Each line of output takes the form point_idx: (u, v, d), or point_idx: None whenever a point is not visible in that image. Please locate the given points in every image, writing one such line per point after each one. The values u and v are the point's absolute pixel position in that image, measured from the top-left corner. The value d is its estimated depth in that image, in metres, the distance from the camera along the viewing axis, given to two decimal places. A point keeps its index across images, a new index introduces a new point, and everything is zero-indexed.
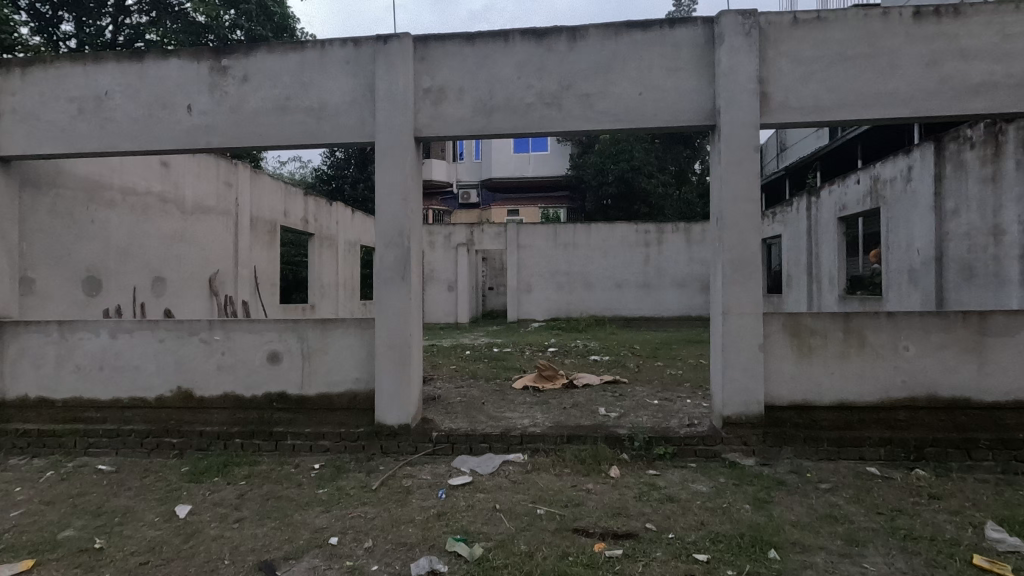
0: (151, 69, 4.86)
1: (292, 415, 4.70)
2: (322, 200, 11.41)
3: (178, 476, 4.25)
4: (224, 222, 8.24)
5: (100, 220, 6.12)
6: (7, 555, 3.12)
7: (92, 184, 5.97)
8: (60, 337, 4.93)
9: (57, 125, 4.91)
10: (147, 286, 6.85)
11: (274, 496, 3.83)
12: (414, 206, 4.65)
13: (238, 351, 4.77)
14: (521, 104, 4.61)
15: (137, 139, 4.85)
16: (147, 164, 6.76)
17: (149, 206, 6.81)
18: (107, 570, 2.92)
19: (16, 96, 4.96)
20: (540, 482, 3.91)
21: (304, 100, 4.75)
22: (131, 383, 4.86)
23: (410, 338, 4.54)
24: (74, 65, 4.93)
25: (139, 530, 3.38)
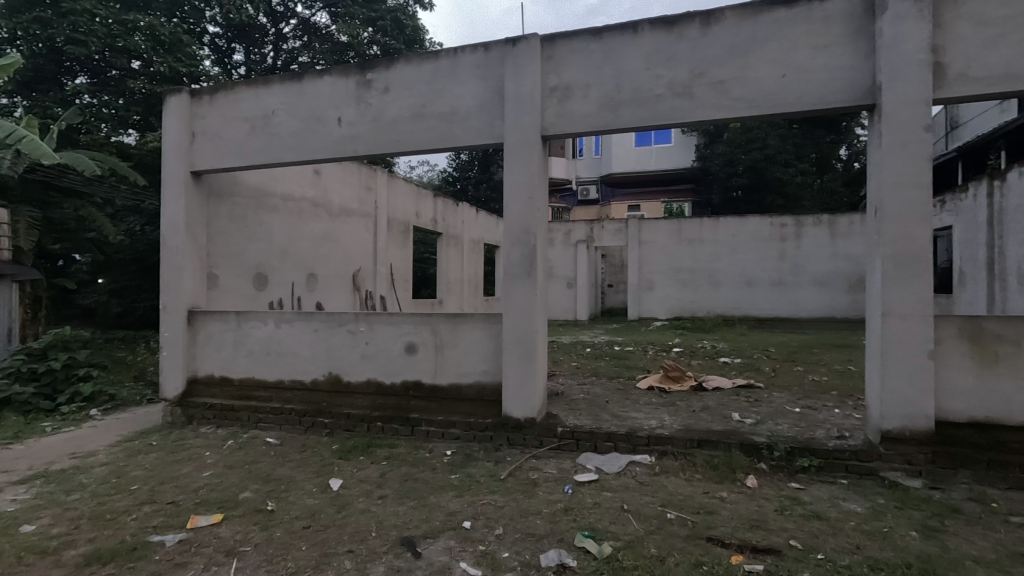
0: (308, 88, 5.43)
1: (426, 402, 5.02)
2: (449, 200, 12.03)
3: (330, 452, 4.74)
4: (365, 223, 9.00)
5: (266, 224, 6.98)
6: (202, 508, 3.68)
7: (259, 192, 6.83)
8: (237, 324, 5.68)
9: (234, 142, 5.67)
10: (303, 282, 7.71)
11: (412, 478, 4.12)
12: (540, 204, 4.72)
13: (379, 342, 5.18)
14: (649, 96, 4.47)
15: (298, 150, 5.46)
16: (302, 174, 7.58)
17: (304, 210, 7.65)
18: (278, 530, 3.33)
19: (204, 119, 5.80)
20: (669, 485, 3.80)
21: (437, 106, 5.03)
22: (291, 367, 5.49)
23: (536, 334, 4.61)
24: (247, 89, 5.65)
25: (301, 498, 3.82)
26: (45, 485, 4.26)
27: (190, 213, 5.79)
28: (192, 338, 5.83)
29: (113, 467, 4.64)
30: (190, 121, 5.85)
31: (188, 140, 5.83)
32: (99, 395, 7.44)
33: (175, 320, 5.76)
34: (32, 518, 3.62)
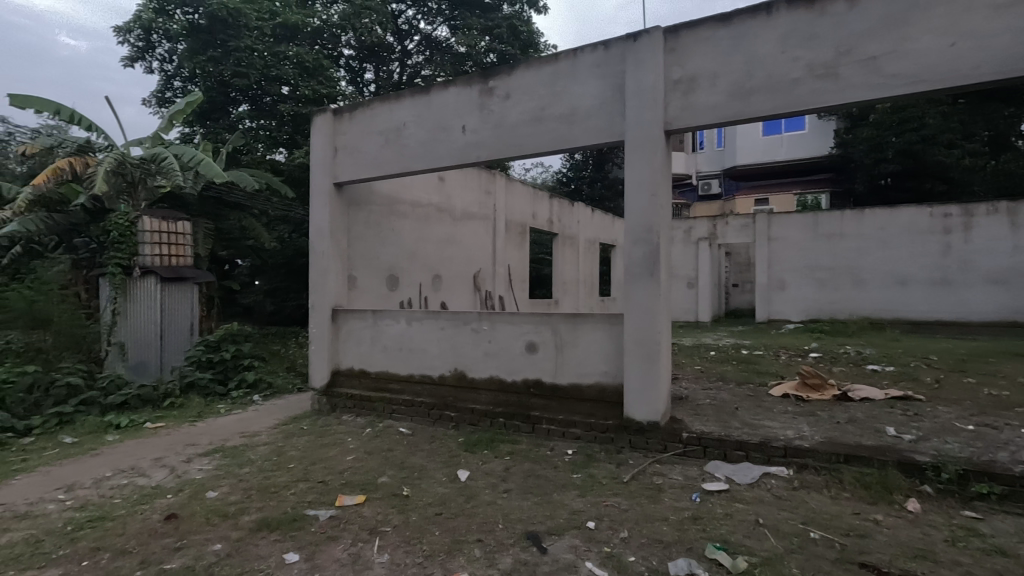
0: (435, 99, 5.75)
1: (546, 401, 5.10)
2: (565, 201, 12.08)
3: (457, 445, 4.98)
4: (485, 226, 9.34)
5: (396, 229, 7.51)
6: (348, 489, 4.06)
7: (391, 199, 7.36)
8: (373, 321, 6.17)
9: (370, 154, 6.16)
10: (429, 282, 8.18)
11: (534, 474, 4.20)
12: (662, 201, 4.58)
13: (502, 340, 5.35)
14: (785, 81, 4.15)
15: (426, 158, 5.81)
16: (428, 181, 8.05)
17: (429, 215, 8.12)
18: (413, 514, 3.58)
19: (345, 135, 6.36)
20: (811, 502, 3.49)
21: (557, 108, 5.07)
22: (420, 362, 5.85)
23: (659, 335, 4.48)
24: (380, 104, 6.10)
25: (433, 486, 4.06)
26: (223, 459, 4.96)
27: (334, 221, 6.40)
28: (335, 333, 6.43)
29: (274, 446, 5.27)
30: (333, 137, 6.45)
31: (332, 155, 6.43)
32: (260, 382, 8.49)
33: (322, 317, 6.40)
34: (214, 486, 4.23)
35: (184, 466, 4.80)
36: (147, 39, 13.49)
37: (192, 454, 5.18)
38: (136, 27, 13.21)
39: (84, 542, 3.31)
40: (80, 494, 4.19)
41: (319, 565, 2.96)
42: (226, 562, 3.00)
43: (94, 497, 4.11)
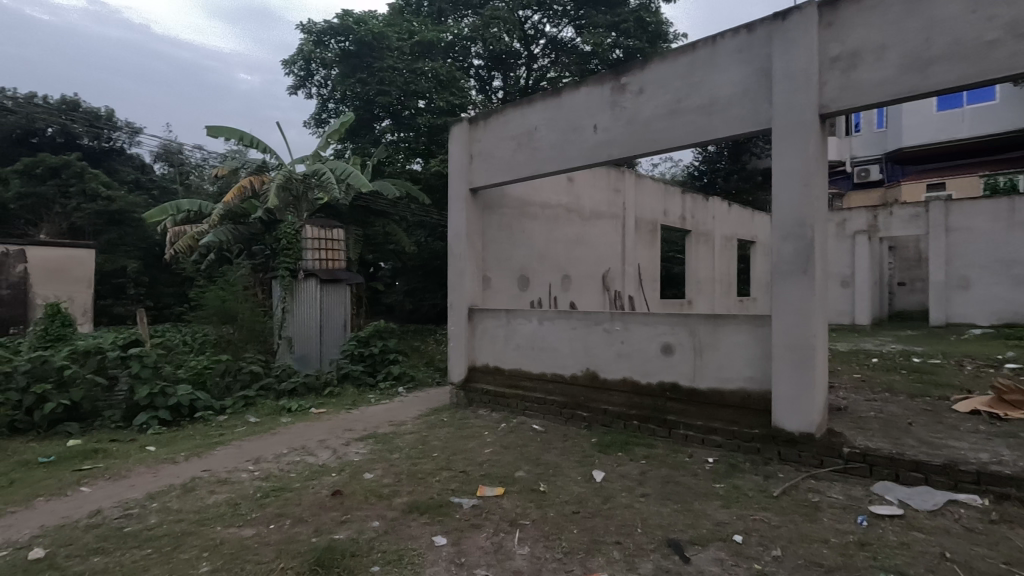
0: (566, 100, 5.80)
1: (683, 405, 4.90)
2: (698, 196, 11.49)
3: (590, 445, 4.97)
4: (614, 225, 9.22)
5: (527, 231, 7.70)
6: (487, 480, 4.24)
7: (522, 202, 7.56)
8: (507, 320, 6.37)
9: (504, 159, 6.37)
10: (558, 282, 8.26)
11: (673, 481, 4.06)
12: (818, 192, 4.17)
13: (635, 341, 5.24)
14: (975, 47, 3.57)
15: (558, 160, 5.88)
16: (558, 182, 8.14)
17: (559, 216, 8.20)
18: (551, 510, 3.64)
19: (479, 141, 6.63)
20: (1013, 538, 2.97)
21: (695, 99, 4.85)
22: (552, 361, 5.92)
23: (815, 338, 4.08)
24: (513, 110, 6.27)
25: (569, 484, 4.10)
26: (375, 444, 5.45)
27: (470, 224, 6.72)
28: (471, 332, 6.74)
29: (418, 435, 5.68)
30: (469, 145, 6.76)
31: (468, 162, 6.75)
32: (403, 375, 9.21)
33: (459, 316, 6.74)
34: (370, 468, 4.68)
35: (344, 449, 5.35)
36: (308, 68, 15.08)
37: (350, 438, 5.76)
38: (299, 59, 14.88)
39: (269, 508, 3.84)
40: (265, 466, 4.87)
41: (465, 550, 3.13)
42: (384, 537, 3.29)
43: (275, 470, 4.75)
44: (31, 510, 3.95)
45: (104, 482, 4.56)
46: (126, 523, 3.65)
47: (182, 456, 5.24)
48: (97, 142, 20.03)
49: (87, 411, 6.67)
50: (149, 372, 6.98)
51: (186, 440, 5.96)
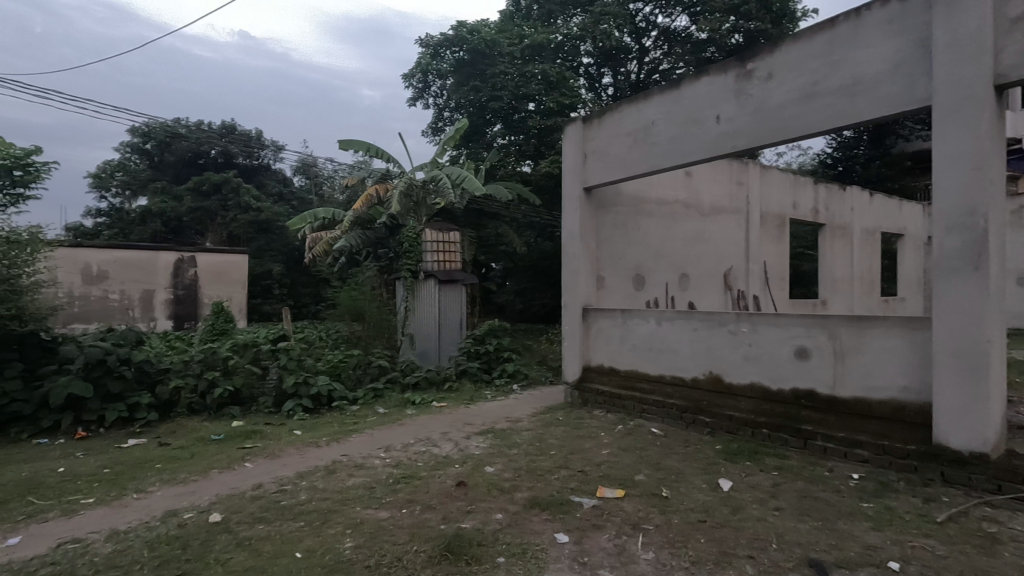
0: (686, 92, 5.58)
1: (822, 415, 4.51)
2: (833, 185, 10.49)
3: (715, 452, 4.74)
4: (736, 220, 8.70)
5: (643, 229, 7.53)
6: (607, 482, 4.20)
7: (637, 200, 7.40)
8: (622, 321, 6.25)
9: (619, 156, 6.26)
10: (676, 282, 7.97)
11: (812, 496, 3.74)
12: (992, 175, 3.62)
13: (765, 344, 4.90)
14: None
15: (677, 154, 5.67)
16: (675, 177, 7.86)
17: (676, 212, 7.91)
18: (675, 517, 3.52)
19: (593, 140, 6.58)
20: None
21: (834, 80, 4.44)
22: (672, 363, 5.71)
23: (989, 344, 3.55)
24: (628, 106, 6.15)
25: (693, 491, 3.94)
26: (494, 439, 5.62)
27: (584, 223, 6.70)
28: (586, 332, 6.69)
29: (535, 433, 5.77)
30: (583, 144, 6.73)
31: (582, 161, 6.73)
32: (518, 373, 9.42)
33: (574, 315, 6.74)
34: (490, 462, 4.83)
35: (465, 442, 5.58)
36: (424, 80, 16.00)
37: (470, 432, 6.00)
38: (417, 71, 15.82)
39: (401, 494, 4.10)
40: (395, 454, 5.23)
41: (587, 550, 3.13)
42: (508, 530, 3.39)
43: (404, 458, 5.08)
44: (207, 480, 4.59)
45: (263, 460, 5.17)
46: (281, 497, 4.10)
47: (324, 440, 5.79)
48: (249, 160, 22.80)
49: (245, 397, 7.59)
50: (294, 364, 7.85)
51: (326, 426, 6.57)
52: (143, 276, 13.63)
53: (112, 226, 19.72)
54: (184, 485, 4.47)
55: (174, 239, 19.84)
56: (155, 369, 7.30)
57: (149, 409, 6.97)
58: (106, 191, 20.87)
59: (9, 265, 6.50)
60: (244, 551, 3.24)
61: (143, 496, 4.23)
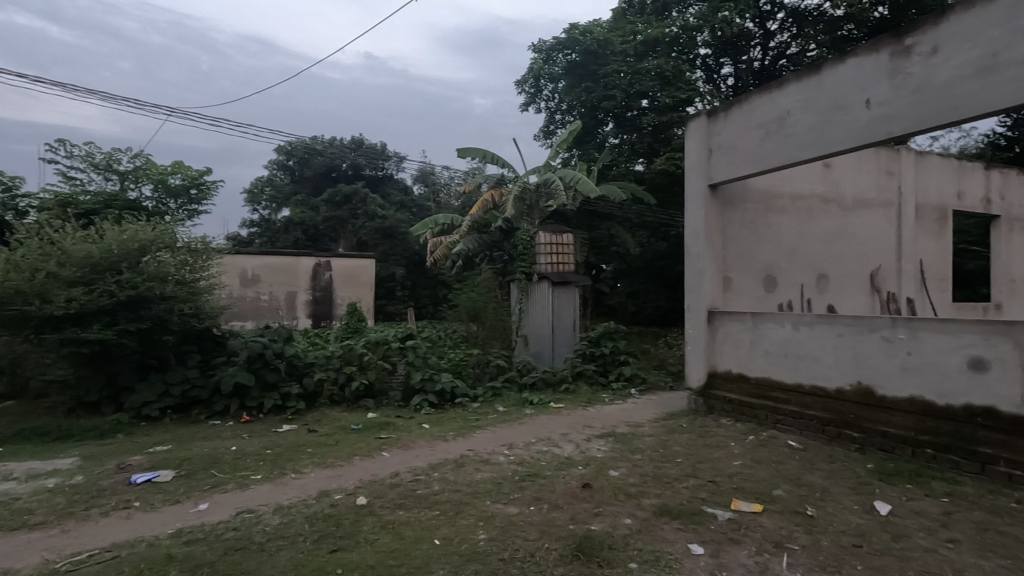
0: (828, 76, 5.13)
1: (1004, 437, 3.92)
2: (1009, 170, 9.04)
3: (866, 471, 4.29)
4: (885, 214, 7.82)
5: (774, 227, 7.03)
6: (741, 495, 3.97)
7: (768, 195, 6.92)
8: (753, 325, 5.87)
9: (749, 150, 5.88)
10: (813, 283, 7.34)
11: (995, 529, 3.26)
12: None
13: (928, 353, 4.35)
14: None
15: (817, 145, 5.22)
16: (812, 169, 7.24)
17: (813, 207, 7.28)
18: (824, 538, 3.24)
19: (720, 134, 6.25)
20: None
21: (1018, 50, 3.86)
22: (812, 371, 5.26)
23: None
24: (760, 96, 5.77)
25: (844, 512, 3.60)
26: (616, 443, 5.55)
27: (709, 222, 6.39)
28: (711, 336, 6.37)
29: (659, 438, 5.62)
30: (707, 139, 6.41)
31: (707, 157, 6.41)
32: (635, 377, 9.26)
33: (698, 318, 6.45)
34: (614, 466, 4.79)
35: (586, 444, 5.58)
36: (537, 84, 16.24)
37: (591, 434, 5.99)
38: (530, 77, 16.11)
39: (527, 491, 4.21)
40: (518, 452, 5.37)
41: (725, 564, 2.99)
42: (638, 536, 3.33)
43: (527, 456, 5.19)
44: (351, 465, 5.05)
45: (398, 450, 5.56)
46: (417, 486, 4.39)
47: (450, 435, 6.09)
48: (375, 171, 24.67)
49: (377, 391, 8.17)
50: (420, 361, 8.37)
51: (451, 421, 6.91)
52: (288, 280, 15.24)
53: (262, 235, 22.35)
54: (332, 469, 4.94)
55: (312, 245, 21.99)
56: (303, 362, 8.05)
57: (298, 399, 7.75)
58: (258, 205, 23.69)
59: (191, 270, 7.72)
60: (389, 533, 3.50)
61: (301, 476, 4.74)
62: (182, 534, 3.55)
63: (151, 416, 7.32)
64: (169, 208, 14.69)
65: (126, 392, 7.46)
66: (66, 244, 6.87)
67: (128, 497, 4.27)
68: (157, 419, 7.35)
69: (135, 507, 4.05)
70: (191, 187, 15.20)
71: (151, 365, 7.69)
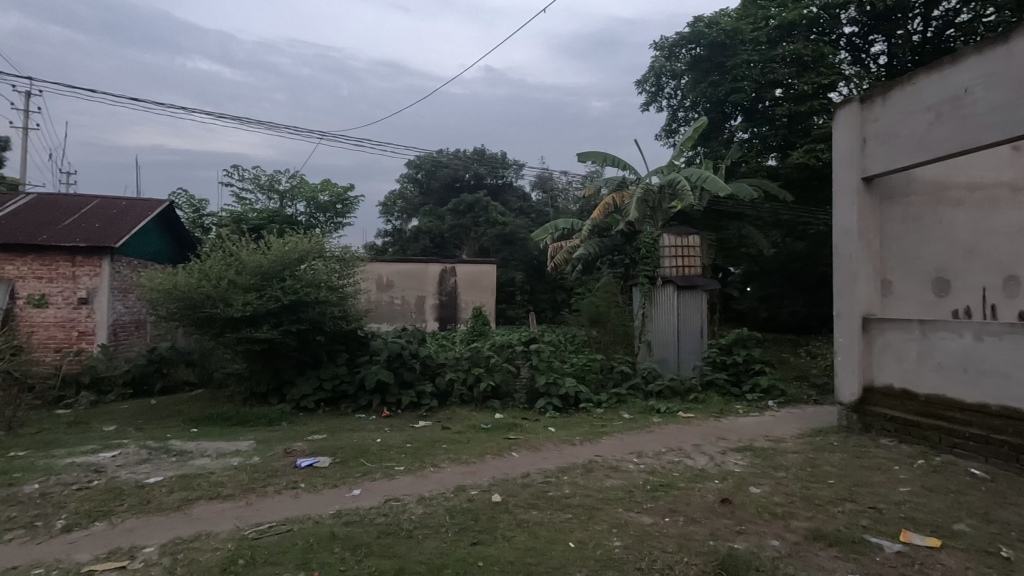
0: (1021, 46, 4.43)
1: None
2: None
3: None
4: None
5: (946, 223, 6.07)
6: (912, 526, 3.52)
7: (938, 187, 6.06)
8: (922, 334, 5.18)
9: (914, 137, 5.23)
10: (999, 287, 6.06)
11: None
12: None
13: None
14: None
15: (1004, 126, 4.52)
16: (995, 155, 6.17)
17: (998, 197, 6.07)
18: None
19: (876, 122, 5.61)
20: None
21: None
22: (1002, 389, 4.52)
23: None
24: (929, 75, 5.10)
25: None
26: (756, 458, 5.20)
27: (863, 220, 5.79)
28: (867, 346, 5.71)
29: (805, 456, 5.16)
30: (861, 128, 5.78)
31: (860, 148, 5.79)
32: (773, 389, 8.60)
33: (849, 326, 5.84)
34: (755, 482, 4.48)
35: (722, 457, 5.29)
36: (658, 83, 15.74)
37: (725, 447, 5.68)
38: (651, 76, 15.65)
39: (661, 502, 4.08)
40: (648, 461, 5.24)
41: None
42: (789, 561, 3.09)
43: (658, 466, 5.04)
44: (483, 463, 5.26)
45: (526, 451, 5.69)
46: (548, 488, 4.45)
47: (577, 439, 6.11)
48: (495, 179, 25.55)
49: (504, 392, 8.43)
50: (545, 365, 8.50)
51: (576, 426, 6.92)
52: (418, 285, 16.31)
53: (395, 244, 24.14)
54: (466, 465, 5.18)
55: (439, 253, 23.29)
56: (435, 363, 8.56)
57: (431, 397, 8.24)
58: (391, 217, 25.64)
59: (340, 277, 8.55)
60: (524, 531, 3.61)
61: (439, 470, 5.04)
62: (342, 516, 3.94)
63: (308, 408, 8.22)
64: (319, 221, 16.40)
65: (288, 384, 8.45)
66: (244, 256, 7.96)
67: (296, 478, 4.84)
68: (313, 410, 8.24)
69: (302, 488, 4.59)
70: (337, 203, 16.86)
71: (308, 362, 8.60)
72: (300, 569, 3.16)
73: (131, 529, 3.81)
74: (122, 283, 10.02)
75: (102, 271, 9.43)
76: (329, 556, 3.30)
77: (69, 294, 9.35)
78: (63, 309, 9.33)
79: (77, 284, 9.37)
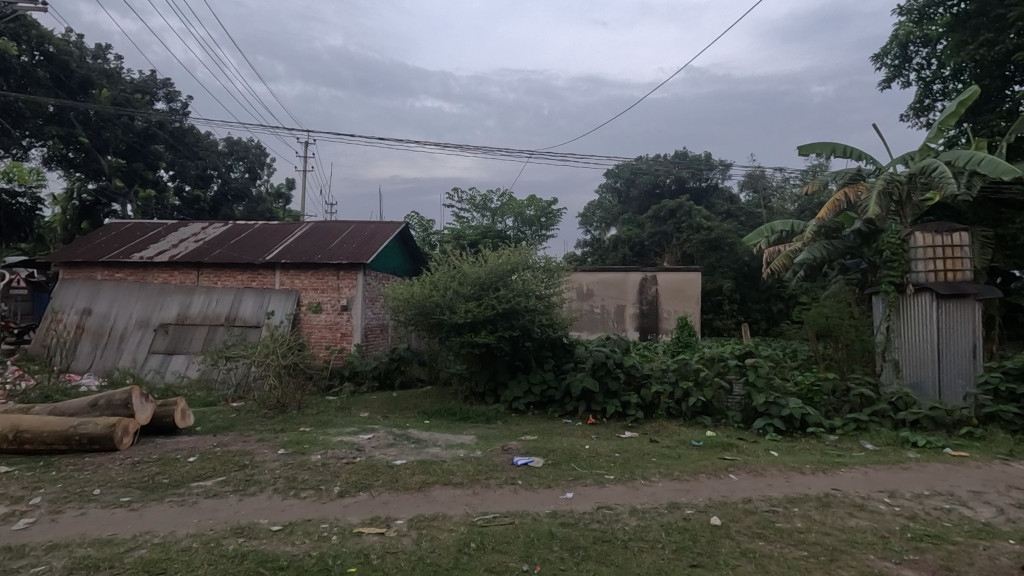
0: None
1: None
2: None
3: None
4: None
5: None
6: None
7: None
8: None
9: None
10: None
11: None
12: None
13: None
14: None
15: None
16: None
17: None
18: None
19: None
20: None
21: None
22: None
23: None
24: None
25: None
26: None
27: None
28: None
29: None
30: None
31: None
32: None
33: None
34: None
35: (1017, 511, 4.20)
36: (904, 54, 13.36)
37: (1019, 499, 4.50)
38: (894, 47, 13.35)
39: (930, 555, 3.39)
40: (905, 502, 4.40)
41: None
42: None
43: (921, 511, 4.19)
44: (696, 482, 4.99)
45: (746, 474, 5.23)
46: (775, 519, 4.02)
47: (808, 467, 5.41)
48: (699, 182, 24.32)
49: (716, 408, 7.90)
50: (762, 383, 7.68)
51: (806, 452, 6.14)
52: (618, 294, 16.27)
53: (594, 254, 24.36)
54: (679, 482, 4.96)
55: (638, 261, 22.86)
56: (640, 373, 8.42)
57: (637, 408, 8.12)
58: (590, 227, 25.98)
59: (548, 286, 9.00)
60: (752, 562, 3.31)
61: (650, 483, 4.93)
62: (558, 516, 4.10)
63: (519, 409, 8.76)
64: (526, 234, 17.48)
65: (501, 386, 9.11)
66: (465, 268, 8.84)
67: (516, 474, 5.21)
68: (524, 411, 8.75)
69: (519, 484, 4.91)
70: (541, 216, 17.77)
71: (519, 366, 9.18)
72: (524, 561, 3.38)
73: (385, 502, 4.51)
74: (372, 292, 11.99)
75: (357, 282, 11.44)
76: (550, 553, 3.46)
77: (334, 302, 11.51)
78: (331, 314, 11.52)
79: (340, 293, 11.49)
